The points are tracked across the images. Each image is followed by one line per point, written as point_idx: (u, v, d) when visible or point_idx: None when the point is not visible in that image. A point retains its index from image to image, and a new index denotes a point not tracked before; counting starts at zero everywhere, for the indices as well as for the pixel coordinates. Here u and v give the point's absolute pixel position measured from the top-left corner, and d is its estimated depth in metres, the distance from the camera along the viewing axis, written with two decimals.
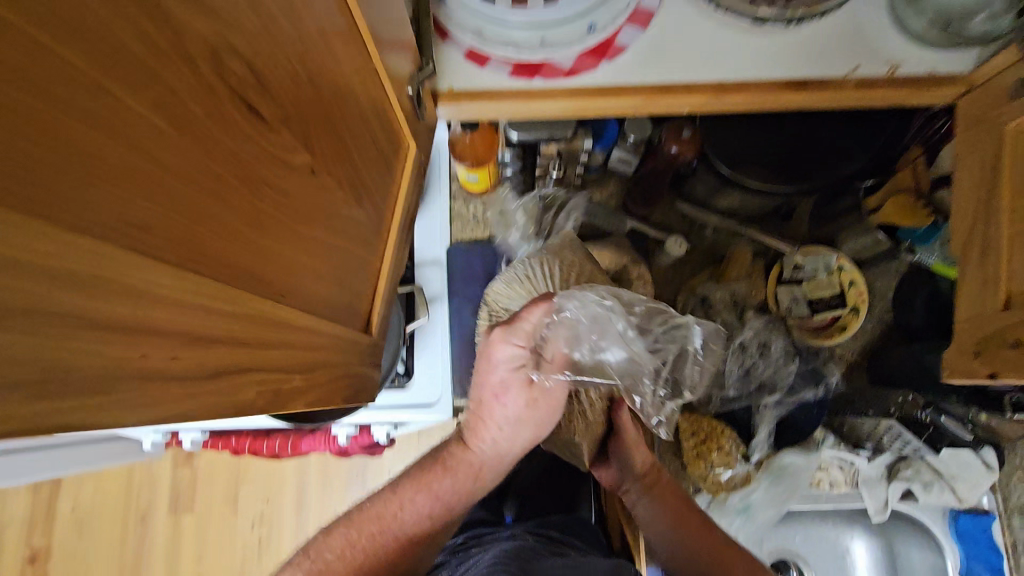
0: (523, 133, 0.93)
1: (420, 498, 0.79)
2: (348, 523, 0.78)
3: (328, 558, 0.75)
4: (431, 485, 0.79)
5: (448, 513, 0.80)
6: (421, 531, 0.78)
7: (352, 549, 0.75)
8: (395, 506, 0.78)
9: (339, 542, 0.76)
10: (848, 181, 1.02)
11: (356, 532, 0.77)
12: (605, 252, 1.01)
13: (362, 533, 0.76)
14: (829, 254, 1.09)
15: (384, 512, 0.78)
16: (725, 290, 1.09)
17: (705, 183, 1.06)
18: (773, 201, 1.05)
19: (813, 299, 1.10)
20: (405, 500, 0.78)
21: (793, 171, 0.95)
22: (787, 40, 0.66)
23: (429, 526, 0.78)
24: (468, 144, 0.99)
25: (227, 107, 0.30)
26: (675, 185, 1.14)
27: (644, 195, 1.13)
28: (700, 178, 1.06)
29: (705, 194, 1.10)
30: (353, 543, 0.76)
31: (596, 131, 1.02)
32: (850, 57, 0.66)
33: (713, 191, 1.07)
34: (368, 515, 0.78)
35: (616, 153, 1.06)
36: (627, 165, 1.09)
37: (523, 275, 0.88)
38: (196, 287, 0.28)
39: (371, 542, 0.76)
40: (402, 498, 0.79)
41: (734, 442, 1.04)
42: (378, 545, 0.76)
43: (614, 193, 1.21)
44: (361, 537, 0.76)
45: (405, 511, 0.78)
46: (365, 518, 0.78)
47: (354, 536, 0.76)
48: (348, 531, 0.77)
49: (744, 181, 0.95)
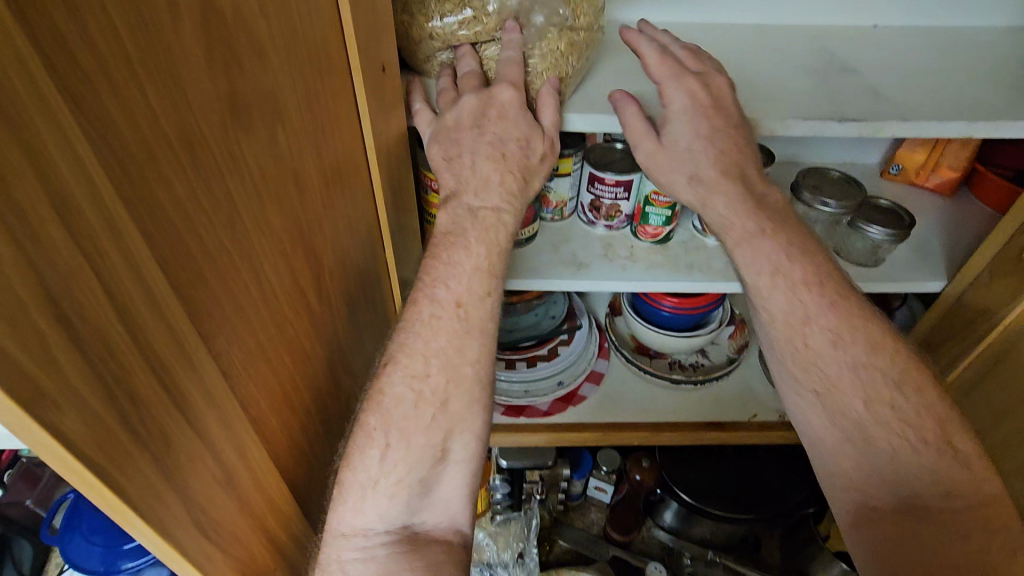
0: (512, 456, 1.08)
1: (441, 341, 0.46)
2: (409, 340, 0.46)
3: (389, 459, 0.44)
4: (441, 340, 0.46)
5: (468, 316, 0.47)
6: (447, 341, 0.46)
7: (458, 372, 0.46)
8: (415, 397, 0.45)
9: (405, 398, 0.45)
10: (798, 507, 1.11)
11: (453, 325, 0.46)
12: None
13: (462, 303, 0.47)
14: None
15: (410, 395, 0.45)
16: None
17: (677, 511, 1.16)
18: (741, 528, 1.13)
19: None
20: (488, 180, 0.49)
21: (745, 501, 1.09)
22: (700, 395, 0.93)
23: (486, 351, 0.48)
24: None
25: (340, 427, 0.48)
26: (649, 511, 1.22)
27: (621, 522, 1.18)
28: (672, 508, 1.17)
29: (681, 524, 1.17)
30: (444, 355, 0.46)
31: (573, 462, 1.19)
32: (748, 409, 0.92)
33: (685, 519, 1.16)
34: (460, 249, 0.48)
35: (593, 481, 1.20)
36: (603, 492, 1.21)
37: (608, 204, 0.73)
38: (293, 531, 0.41)
39: (477, 327, 0.47)
40: (475, 163, 0.48)
41: None
42: (409, 431, 0.45)
43: (596, 520, 1.25)
44: (470, 329, 0.47)
45: (433, 380, 0.46)
46: (441, 270, 0.47)
47: (454, 337, 0.46)
48: (449, 331, 0.46)
49: (707, 510, 1.08)
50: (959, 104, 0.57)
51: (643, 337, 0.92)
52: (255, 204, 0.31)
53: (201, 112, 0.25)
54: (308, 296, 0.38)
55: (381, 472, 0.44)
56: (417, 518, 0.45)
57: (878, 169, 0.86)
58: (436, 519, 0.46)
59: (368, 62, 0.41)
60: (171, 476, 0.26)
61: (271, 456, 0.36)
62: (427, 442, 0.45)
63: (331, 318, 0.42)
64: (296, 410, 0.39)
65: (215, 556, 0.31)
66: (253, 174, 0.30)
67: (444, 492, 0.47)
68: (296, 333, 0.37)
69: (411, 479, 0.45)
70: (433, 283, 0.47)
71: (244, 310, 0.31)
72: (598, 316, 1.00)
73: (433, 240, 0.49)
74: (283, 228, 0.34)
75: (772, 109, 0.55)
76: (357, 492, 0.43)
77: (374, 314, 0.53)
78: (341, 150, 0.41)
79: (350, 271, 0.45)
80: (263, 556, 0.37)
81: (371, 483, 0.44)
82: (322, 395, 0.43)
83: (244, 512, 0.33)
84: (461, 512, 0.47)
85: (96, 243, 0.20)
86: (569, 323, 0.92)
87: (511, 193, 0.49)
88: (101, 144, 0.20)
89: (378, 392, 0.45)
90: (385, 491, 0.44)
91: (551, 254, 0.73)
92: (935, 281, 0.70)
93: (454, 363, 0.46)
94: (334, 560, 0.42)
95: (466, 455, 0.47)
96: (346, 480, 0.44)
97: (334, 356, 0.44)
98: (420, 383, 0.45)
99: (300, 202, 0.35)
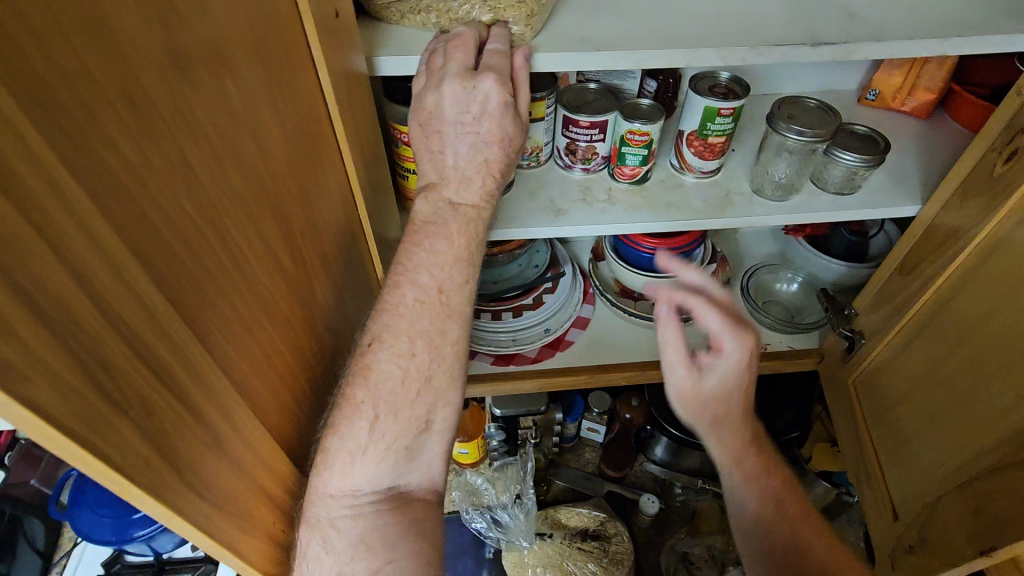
0: (503, 404, 1.13)
1: (423, 322, 0.47)
2: (391, 321, 0.46)
3: (377, 430, 0.45)
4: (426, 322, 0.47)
5: (449, 300, 0.48)
6: (433, 332, 0.47)
7: (441, 350, 0.47)
8: (400, 371, 0.46)
9: (390, 374, 0.45)
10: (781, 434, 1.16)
11: (435, 308, 0.47)
12: (581, 512, 1.15)
13: (443, 289, 0.48)
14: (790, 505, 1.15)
15: (396, 374, 0.46)
16: (701, 544, 1.16)
17: (667, 445, 1.21)
18: None
19: None
20: (469, 179, 0.50)
21: None
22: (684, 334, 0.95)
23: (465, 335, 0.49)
24: (461, 420, 1.14)
25: (326, 385, 0.49)
26: (641, 447, 1.27)
27: (614, 459, 1.23)
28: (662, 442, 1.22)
29: (671, 456, 1.22)
30: (428, 336, 0.47)
31: (565, 407, 1.23)
32: None
33: (674, 452, 1.21)
34: (440, 238, 0.49)
35: (586, 422, 1.24)
36: (596, 432, 1.25)
37: (584, 147, 0.71)
38: (290, 488, 0.42)
39: (457, 311, 0.48)
40: (459, 158, 0.50)
41: None
42: (392, 406, 0.45)
43: (590, 458, 1.29)
44: (448, 309, 0.48)
45: (418, 359, 0.46)
46: (423, 257, 0.48)
47: (437, 320, 0.47)
48: (431, 314, 0.47)
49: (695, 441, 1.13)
50: (934, 22, 0.56)
51: (626, 280, 0.93)
52: (213, 168, 0.30)
53: (144, 72, 0.24)
54: (281, 259, 0.38)
55: (370, 439, 0.44)
56: (404, 481, 0.47)
57: (855, 95, 0.85)
58: (420, 481, 0.48)
59: (320, 10, 0.39)
60: (159, 441, 0.27)
61: (259, 416, 0.36)
62: (412, 413, 0.46)
63: (307, 279, 0.42)
64: (279, 373, 0.39)
65: (214, 515, 0.32)
66: (209, 137, 0.29)
67: (427, 459, 0.48)
68: (271, 298, 0.37)
69: (397, 446, 0.46)
70: (415, 269, 0.48)
71: (216, 279, 0.30)
72: (581, 262, 1.00)
73: (409, 231, 0.50)
74: (248, 191, 0.33)
75: (746, 37, 0.53)
76: (345, 456, 0.44)
77: (351, 270, 0.52)
78: (302, 105, 0.39)
79: (321, 230, 0.45)
80: (263, 511, 0.38)
81: (359, 450, 0.44)
82: (306, 354, 0.43)
83: (237, 471, 0.34)
84: (439, 473, 0.49)
85: (43, 211, 0.19)
86: (553, 271, 0.93)
87: (489, 193, 0.51)
88: (33, 106, 0.19)
89: (363, 365, 0.45)
90: (373, 457, 0.45)
91: (528, 201, 0.72)
92: (909, 205, 0.71)
93: (439, 344, 0.47)
94: (323, 517, 0.42)
95: (445, 424, 0.49)
96: (332, 447, 0.44)
97: (313, 316, 0.44)
98: (404, 358, 0.46)
99: (262, 163, 0.35)
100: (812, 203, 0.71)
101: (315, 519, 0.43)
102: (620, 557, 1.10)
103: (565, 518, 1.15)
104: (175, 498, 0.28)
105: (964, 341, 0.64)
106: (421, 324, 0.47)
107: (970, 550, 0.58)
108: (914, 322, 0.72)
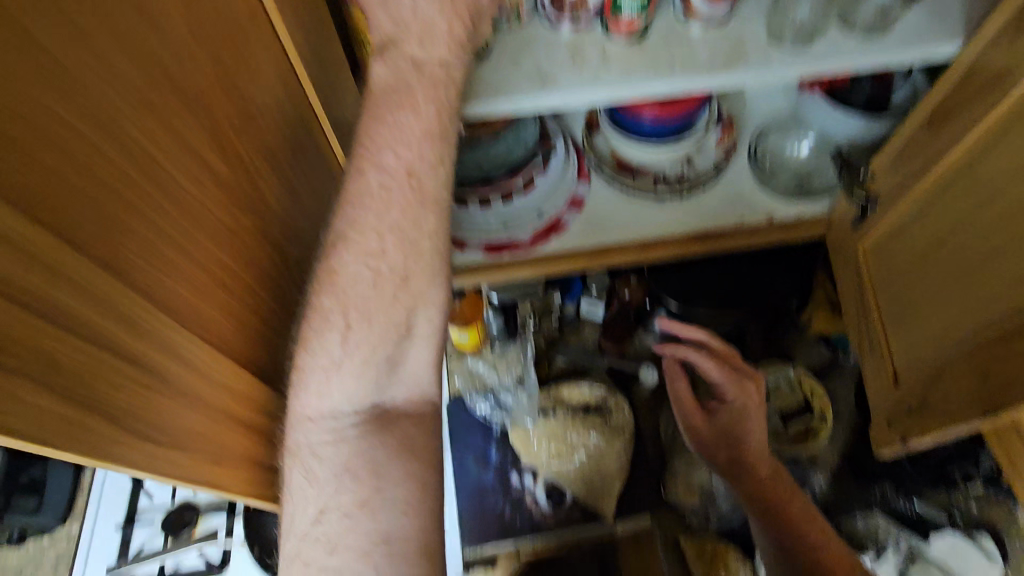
0: (502, 291, 1.15)
1: (394, 214, 0.51)
2: (361, 210, 0.51)
3: (350, 340, 0.50)
4: (398, 200, 0.51)
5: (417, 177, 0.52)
6: (404, 214, 0.52)
7: (415, 245, 0.52)
8: (382, 266, 0.51)
9: (361, 276, 0.51)
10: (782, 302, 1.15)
11: (404, 193, 0.51)
12: (585, 388, 1.20)
13: (412, 171, 0.51)
14: (786, 367, 1.21)
15: (378, 261, 0.51)
16: None
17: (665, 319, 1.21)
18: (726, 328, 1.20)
19: (783, 411, 1.19)
20: (432, 29, 0.50)
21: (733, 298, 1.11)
22: (693, 206, 0.88)
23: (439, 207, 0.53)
24: (457, 310, 1.12)
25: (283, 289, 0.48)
26: None
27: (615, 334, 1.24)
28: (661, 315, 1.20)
29: None
30: (395, 232, 0.51)
31: (563, 288, 1.21)
32: (737, 212, 0.87)
33: None
34: (407, 110, 0.51)
35: (585, 301, 1.23)
36: (596, 310, 1.23)
37: None
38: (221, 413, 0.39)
39: (433, 205, 0.53)
40: (416, 4, 0.49)
41: (739, 560, 1.10)
42: (375, 302, 0.51)
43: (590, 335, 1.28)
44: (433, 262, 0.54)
45: (391, 240, 0.51)
46: (388, 137, 0.51)
47: (407, 210, 0.52)
48: (402, 197, 0.51)
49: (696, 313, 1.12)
50: None
51: (624, 153, 0.85)
52: (96, 71, 0.28)
53: (20, 83, 0.24)
54: (203, 141, 0.37)
55: (345, 354, 0.50)
56: (387, 396, 0.53)
57: None
58: (404, 395, 0.54)
59: None
60: (111, 395, 0.30)
61: (212, 311, 0.38)
62: (388, 321, 0.52)
63: (255, 214, 0.44)
64: (232, 263, 0.40)
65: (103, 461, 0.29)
66: (113, 112, 0.30)
67: (409, 367, 0.55)
68: (209, 197, 0.38)
69: (379, 354, 0.52)
70: (379, 150, 0.51)
71: (115, 189, 0.30)
72: (576, 135, 0.90)
73: (373, 94, 0.52)
74: (195, 161, 0.36)
75: None
76: (326, 372, 0.50)
77: (311, 162, 0.52)
78: (221, 41, 0.38)
79: (269, 122, 0.45)
80: (186, 441, 0.35)
81: (332, 365, 0.50)
82: (236, 258, 0.42)
83: (202, 409, 0.37)
84: (426, 382, 0.55)
85: None
86: (544, 147, 0.85)
87: (460, 42, 0.51)
88: None
89: (337, 268, 0.51)
90: (351, 371, 0.51)
91: (510, 69, 0.63)
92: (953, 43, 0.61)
93: (412, 221, 0.52)
94: (303, 445, 0.48)
95: (426, 329, 0.55)
96: (307, 364, 0.49)
97: (265, 209, 0.45)
98: (379, 246, 0.51)
99: (200, 120, 0.37)
100: (835, 49, 0.62)
101: (299, 439, 0.49)
102: (622, 426, 1.18)
103: (569, 395, 1.20)
104: (149, 451, 0.32)
105: (992, 199, 0.58)
106: (391, 205, 0.51)
107: (975, 408, 0.58)
108: (937, 184, 0.66)
